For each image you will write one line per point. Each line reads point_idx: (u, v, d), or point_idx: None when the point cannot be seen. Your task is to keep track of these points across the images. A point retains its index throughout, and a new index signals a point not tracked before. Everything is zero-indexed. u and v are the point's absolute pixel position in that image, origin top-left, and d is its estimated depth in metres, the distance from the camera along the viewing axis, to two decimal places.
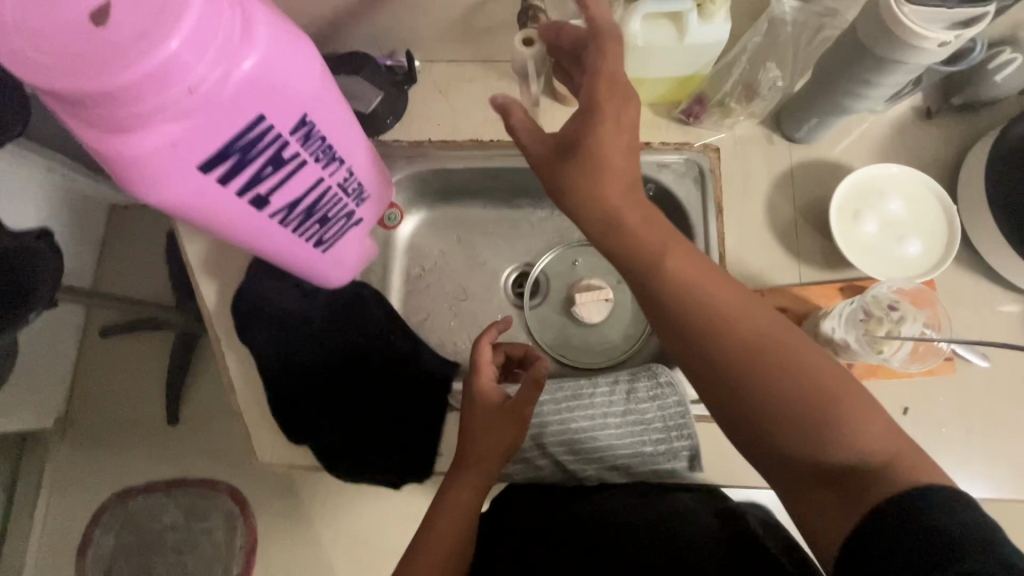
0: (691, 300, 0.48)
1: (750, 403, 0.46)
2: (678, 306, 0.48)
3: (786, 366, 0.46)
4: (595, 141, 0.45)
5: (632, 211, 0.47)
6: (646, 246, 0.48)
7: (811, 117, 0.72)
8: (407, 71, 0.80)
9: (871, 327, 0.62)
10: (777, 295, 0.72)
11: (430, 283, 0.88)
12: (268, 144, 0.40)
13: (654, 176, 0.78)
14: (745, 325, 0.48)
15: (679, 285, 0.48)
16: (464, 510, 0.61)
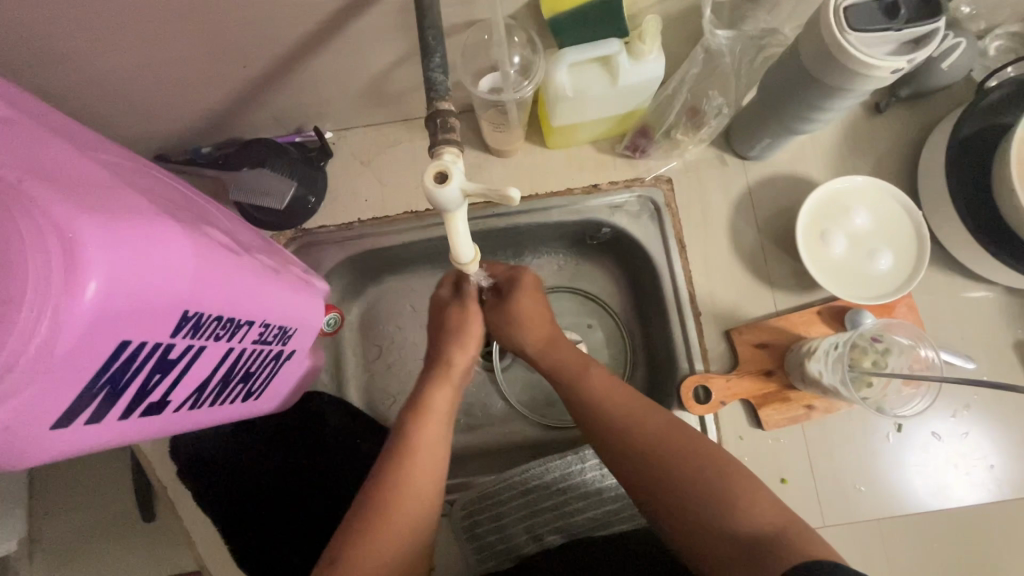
0: (591, 407, 0.54)
1: (648, 489, 0.48)
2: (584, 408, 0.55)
3: (678, 448, 0.49)
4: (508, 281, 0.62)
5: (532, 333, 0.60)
6: (566, 367, 0.58)
7: (763, 137, 0.67)
8: (320, 146, 0.73)
9: (857, 357, 0.60)
10: (755, 331, 0.69)
11: (390, 365, 0.81)
12: (148, 356, 0.33)
13: (608, 219, 0.73)
14: (638, 424, 0.52)
15: (585, 395, 0.55)
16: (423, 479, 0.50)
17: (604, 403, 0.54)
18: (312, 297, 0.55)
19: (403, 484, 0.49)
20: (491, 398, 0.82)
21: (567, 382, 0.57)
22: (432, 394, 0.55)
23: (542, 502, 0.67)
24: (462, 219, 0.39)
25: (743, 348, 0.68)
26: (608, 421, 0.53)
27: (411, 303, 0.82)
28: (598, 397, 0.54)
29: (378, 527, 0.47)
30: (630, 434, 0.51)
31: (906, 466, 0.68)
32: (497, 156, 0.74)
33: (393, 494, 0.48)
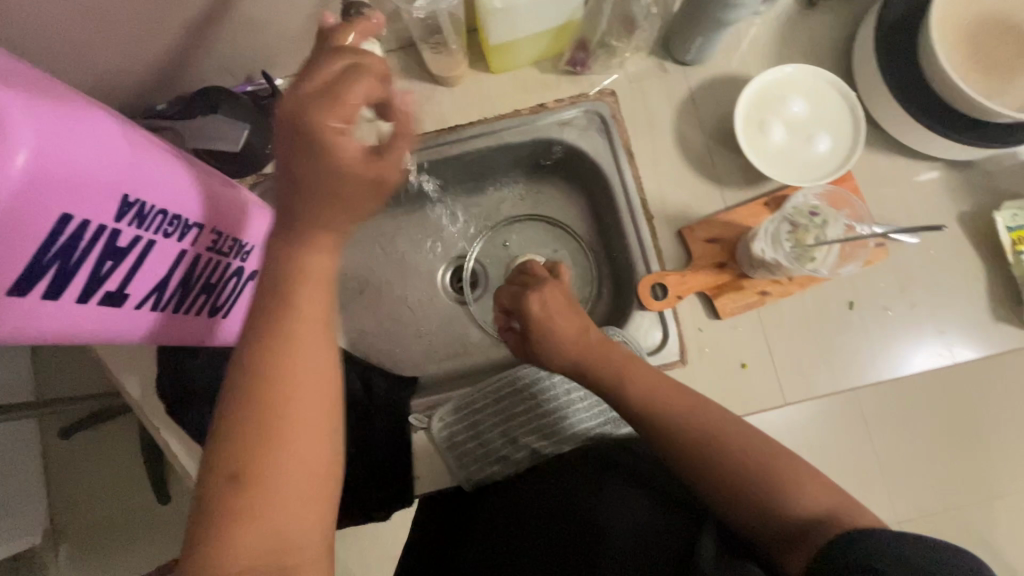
0: (641, 408, 0.54)
1: (703, 477, 0.50)
2: (639, 403, 0.54)
3: (728, 438, 0.51)
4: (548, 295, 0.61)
5: (567, 335, 0.59)
6: (602, 369, 0.57)
7: (696, 36, 0.69)
8: (271, 92, 0.75)
9: (800, 236, 0.63)
10: (702, 227, 0.71)
11: (368, 303, 0.85)
12: (95, 237, 0.36)
13: (558, 137, 0.75)
14: (688, 415, 0.53)
15: (624, 396, 0.55)
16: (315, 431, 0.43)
17: (654, 403, 0.54)
18: (266, 222, 0.58)
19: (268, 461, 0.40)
20: (466, 326, 0.86)
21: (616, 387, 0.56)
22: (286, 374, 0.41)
23: (519, 411, 0.70)
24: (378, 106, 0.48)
25: (692, 245, 0.71)
26: (667, 426, 0.52)
27: (381, 244, 0.86)
28: (641, 395, 0.54)
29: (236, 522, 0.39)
30: (686, 427, 0.52)
31: (861, 345, 0.70)
32: (445, 86, 0.76)
33: (264, 471, 0.40)
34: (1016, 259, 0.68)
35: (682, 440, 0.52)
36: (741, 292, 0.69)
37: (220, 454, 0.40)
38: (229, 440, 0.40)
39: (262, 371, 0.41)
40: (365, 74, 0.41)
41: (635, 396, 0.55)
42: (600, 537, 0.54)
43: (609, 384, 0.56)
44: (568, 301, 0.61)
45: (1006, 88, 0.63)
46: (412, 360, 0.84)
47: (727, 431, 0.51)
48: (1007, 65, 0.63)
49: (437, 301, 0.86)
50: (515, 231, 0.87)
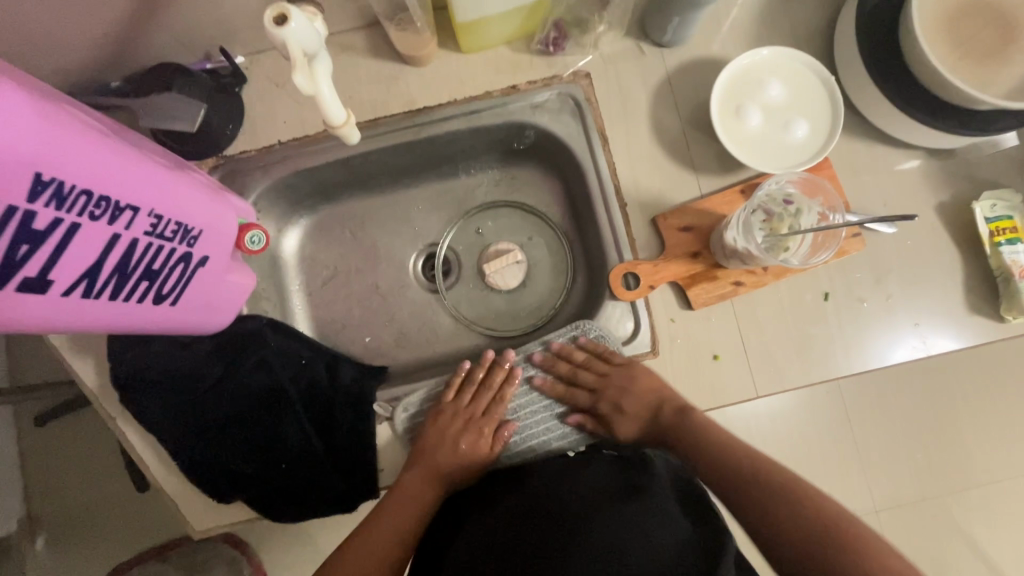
0: (725, 467, 0.59)
1: (773, 531, 0.53)
2: (709, 457, 0.61)
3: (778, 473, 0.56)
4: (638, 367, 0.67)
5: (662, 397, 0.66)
6: (694, 426, 0.63)
7: (672, 15, 0.66)
8: (232, 71, 0.72)
9: (774, 226, 0.63)
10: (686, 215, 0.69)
11: (338, 290, 0.84)
12: (3, 218, 0.33)
13: (530, 120, 0.73)
14: (767, 472, 0.57)
15: (708, 456, 0.61)
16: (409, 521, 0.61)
17: (743, 467, 0.58)
18: (219, 206, 0.56)
19: (388, 532, 0.60)
20: (438, 315, 0.84)
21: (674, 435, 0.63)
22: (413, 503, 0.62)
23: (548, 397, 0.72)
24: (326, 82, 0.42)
25: (669, 237, 0.69)
26: (744, 485, 0.57)
27: (351, 230, 0.84)
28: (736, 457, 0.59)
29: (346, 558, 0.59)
30: (733, 467, 0.59)
31: (836, 337, 0.69)
32: (413, 66, 0.73)
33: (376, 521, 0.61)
34: (992, 252, 0.67)
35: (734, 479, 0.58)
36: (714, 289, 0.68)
37: (353, 549, 0.59)
38: (370, 519, 0.61)
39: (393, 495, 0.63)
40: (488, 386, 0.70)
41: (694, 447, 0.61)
42: (579, 536, 0.49)
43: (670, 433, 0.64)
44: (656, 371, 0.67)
45: (988, 75, 0.61)
46: (382, 350, 0.83)
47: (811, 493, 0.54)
48: (987, 52, 0.61)
49: (409, 289, 0.84)
50: (490, 218, 0.85)
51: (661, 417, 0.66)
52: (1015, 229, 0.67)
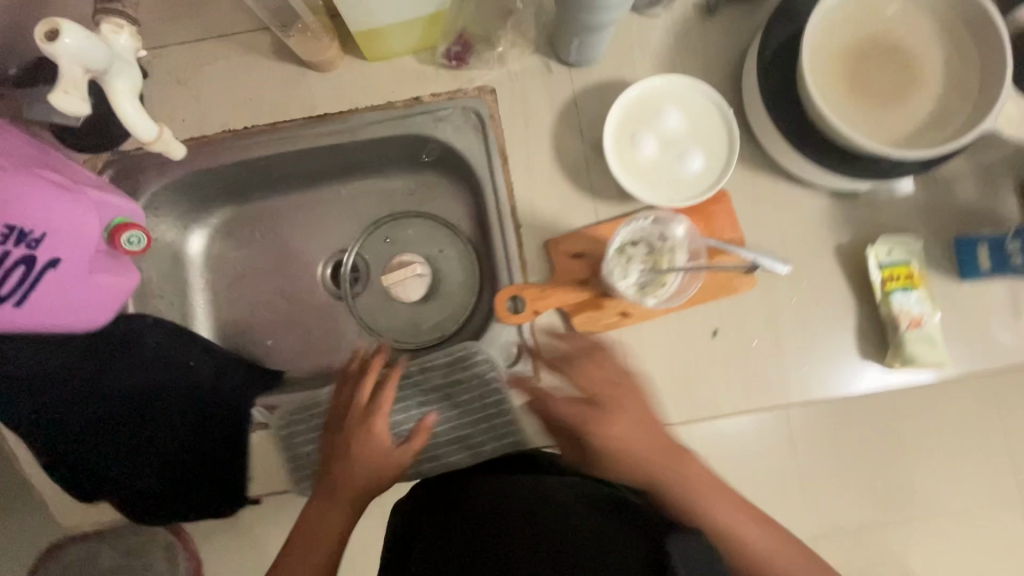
0: (689, 502, 0.54)
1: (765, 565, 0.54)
2: (676, 493, 0.55)
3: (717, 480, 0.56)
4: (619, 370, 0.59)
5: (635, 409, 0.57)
6: (660, 456, 0.55)
7: (573, 37, 0.64)
8: None
9: (656, 260, 0.64)
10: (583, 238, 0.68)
11: (243, 292, 0.83)
12: None
13: (432, 134, 0.71)
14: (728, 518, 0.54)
15: (681, 479, 0.55)
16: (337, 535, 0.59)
17: (709, 507, 0.54)
18: (76, 206, 0.57)
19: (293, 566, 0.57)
20: (342, 322, 0.83)
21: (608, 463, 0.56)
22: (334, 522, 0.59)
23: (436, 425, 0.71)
24: (126, 98, 0.57)
25: (561, 259, 0.68)
26: (707, 516, 0.54)
27: (260, 231, 0.83)
28: (701, 497, 0.54)
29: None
30: (668, 490, 0.55)
31: (722, 376, 0.67)
32: (318, 71, 0.71)
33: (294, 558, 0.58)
34: (883, 299, 0.65)
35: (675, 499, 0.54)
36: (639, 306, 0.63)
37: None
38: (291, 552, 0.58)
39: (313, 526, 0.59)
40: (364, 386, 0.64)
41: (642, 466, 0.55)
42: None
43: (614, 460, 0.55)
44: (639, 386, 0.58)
45: (884, 121, 0.60)
46: (283, 355, 0.82)
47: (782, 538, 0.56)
48: (886, 96, 0.60)
49: (314, 296, 0.83)
50: (409, 226, 0.84)
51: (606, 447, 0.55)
52: (909, 276, 0.65)
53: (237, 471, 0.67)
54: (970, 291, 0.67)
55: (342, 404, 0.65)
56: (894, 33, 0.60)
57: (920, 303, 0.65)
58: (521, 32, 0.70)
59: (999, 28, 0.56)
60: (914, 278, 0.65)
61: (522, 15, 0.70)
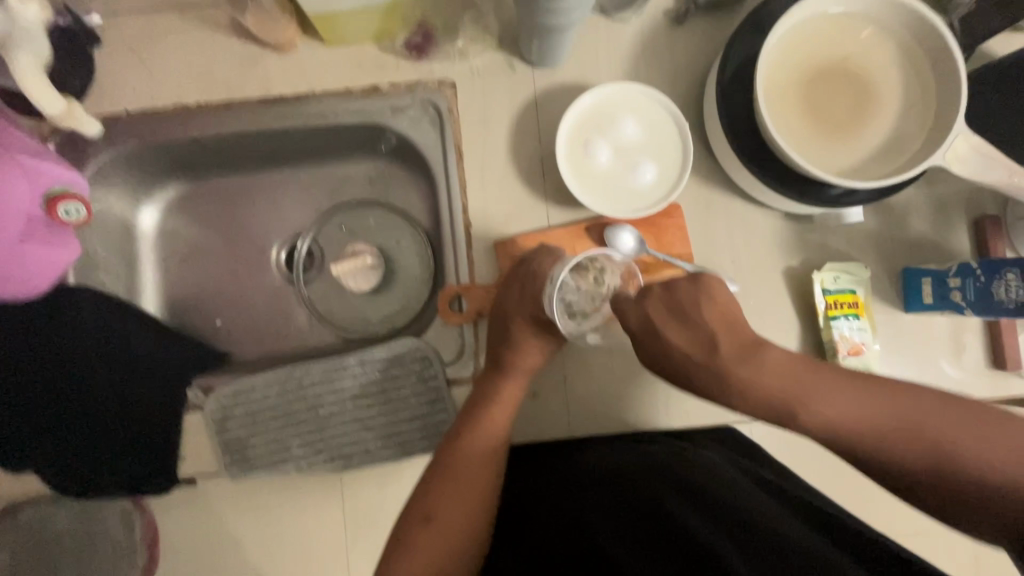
0: (818, 405, 0.44)
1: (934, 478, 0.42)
2: (789, 403, 0.45)
3: (910, 405, 0.43)
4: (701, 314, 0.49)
5: (729, 342, 0.47)
6: (763, 377, 0.46)
7: (532, 37, 0.63)
8: (83, 30, 0.68)
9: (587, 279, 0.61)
10: (540, 263, 0.62)
11: (194, 269, 0.82)
12: None
13: (389, 124, 0.70)
14: (863, 416, 0.43)
15: (808, 408, 0.44)
16: (457, 514, 0.56)
17: (832, 407, 0.44)
18: (7, 174, 0.57)
19: (429, 532, 0.54)
20: (293, 307, 0.82)
21: (739, 393, 0.46)
22: (442, 475, 0.58)
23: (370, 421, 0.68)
24: (31, 69, 0.57)
25: (530, 280, 0.62)
26: (840, 427, 0.44)
27: (216, 209, 0.82)
28: (826, 402, 0.44)
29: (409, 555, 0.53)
30: (783, 400, 0.45)
31: (664, 392, 0.66)
32: (275, 51, 0.70)
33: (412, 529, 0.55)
34: (825, 325, 0.65)
35: (833, 419, 0.44)
36: (694, 281, 0.51)
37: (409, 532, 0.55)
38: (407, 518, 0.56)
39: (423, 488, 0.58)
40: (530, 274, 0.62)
41: (773, 411, 0.46)
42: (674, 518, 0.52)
43: (739, 392, 0.46)
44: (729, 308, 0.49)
45: (833, 148, 0.60)
46: (230, 336, 0.81)
47: (915, 425, 0.42)
48: (839, 124, 0.60)
49: (266, 279, 0.82)
50: (371, 216, 0.82)
51: (714, 368, 0.47)
52: (854, 304, 0.65)
53: (165, 454, 0.66)
54: (914, 323, 0.66)
55: (473, 402, 0.62)
56: (854, 62, 0.60)
57: (862, 331, 0.65)
58: (484, 27, 0.69)
59: (955, 63, 0.56)
60: (859, 306, 0.65)
61: (486, 10, 0.69)
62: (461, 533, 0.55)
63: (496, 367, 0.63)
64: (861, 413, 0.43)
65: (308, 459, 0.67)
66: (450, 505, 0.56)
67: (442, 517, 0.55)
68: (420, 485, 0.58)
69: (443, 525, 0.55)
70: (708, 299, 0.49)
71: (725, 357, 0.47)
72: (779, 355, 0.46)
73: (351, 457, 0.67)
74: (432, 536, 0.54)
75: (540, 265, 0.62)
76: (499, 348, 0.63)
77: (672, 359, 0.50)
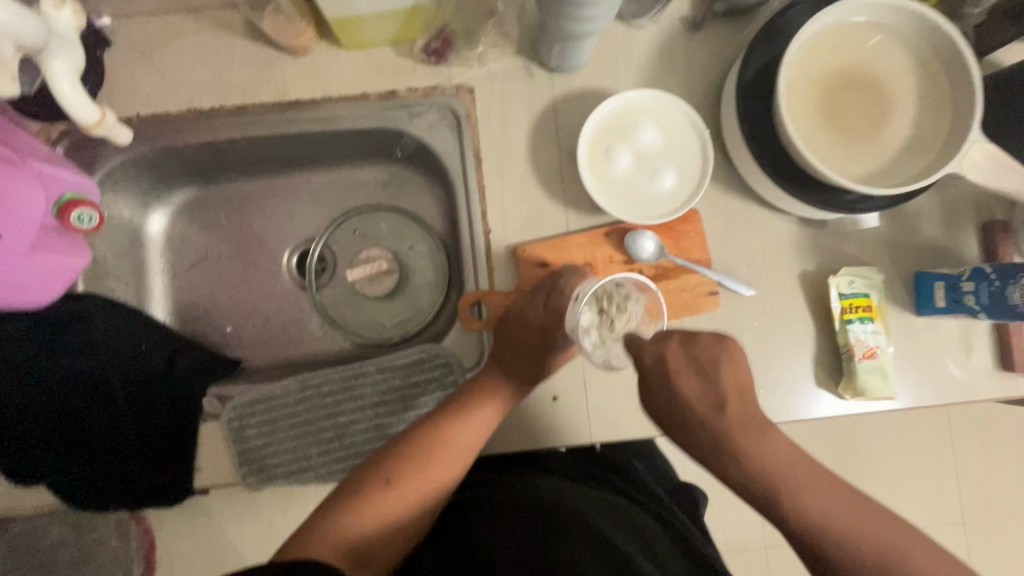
0: (757, 461, 0.50)
1: (824, 552, 0.47)
2: (736, 456, 0.50)
3: (860, 505, 0.48)
4: (672, 372, 0.53)
5: (700, 402, 0.52)
6: (719, 429, 0.51)
7: (553, 43, 0.63)
8: (94, 33, 0.66)
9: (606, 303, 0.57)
10: (568, 278, 0.62)
11: (204, 275, 0.80)
12: None
13: (406, 129, 0.70)
14: (787, 475, 0.49)
15: (740, 458, 0.50)
16: (416, 486, 0.56)
17: (772, 462, 0.50)
18: (23, 183, 0.56)
19: (373, 497, 0.55)
20: (305, 313, 0.81)
21: (731, 453, 0.50)
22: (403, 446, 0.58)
23: (391, 428, 0.67)
24: (64, 80, 0.55)
25: (557, 293, 0.61)
26: (762, 482, 0.49)
27: (225, 214, 0.81)
28: (767, 457, 0.50)
29: (344, 516, 0.54)
30: (729, 454, 0.51)
31: None
32: (291, 55, 0.69)
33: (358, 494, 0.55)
34: (841, 329, 0.66)
35: (753, 475, 0.50)
36: (720, 340, 0.54)
37: (359, 490, 0.55)
38: (357, 480, 0.57)
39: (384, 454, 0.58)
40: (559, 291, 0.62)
41: (763, 479, 0.49)
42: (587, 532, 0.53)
43: (737, 458, 0.50)
44: (707, 365, 0.53)
45: (850, 155, 0.61)
46: (241, 342, 0.79)
47: (828, 499, 0.48)
48: (858, 132, 0.61)
49: (277, 285, 0.81)
50: (383, 220, 0.82)
51: (674, 411, 0.53)
52: (868, 308, 0.66)
53: (181, 463, 0.65)
54: (924, 327, 0.68)
55: (467, 393, 0.61)
56: (872, 70, 0.61)
57: (876, 335, 0.66)
58: (503, 32, 0.69)
59: (972, 73, 0.57)
60: (873, 310, 0.66)
61: (506, 14, 0.69)
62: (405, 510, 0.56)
63: (507, 371, 0.62)
64: (823, 504, 0.48)
65: (326, 466, 0.67)
66: (409, 473, 0.56)
67: (399, 487, 0.56)
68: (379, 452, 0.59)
69: (397, 496, 0.55)
70: (729, 357, 0.53)
71: (695, 419, 0.52)
72: (751, 412, 0.52)
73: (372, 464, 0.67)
74: (379, 502, 0.55)
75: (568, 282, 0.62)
76: (513, 353, 0.62)
77: (650, 402, 0.54)
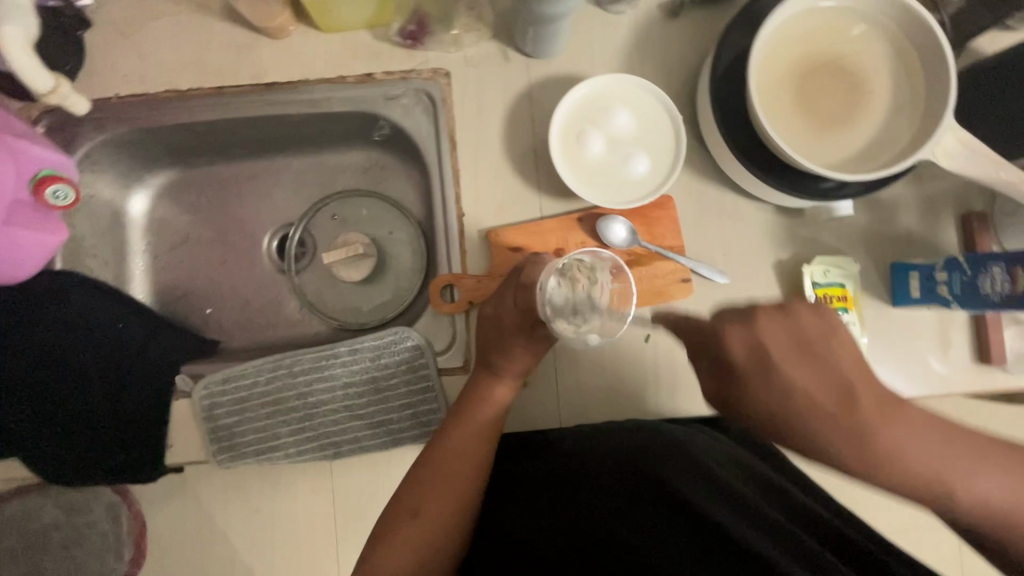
0: (895, 462, 0.37)
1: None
2: (887, 454, 0.37)
3: None
4: (786, 369, 0.39)
5: (815, 384, 0.39)
6: (861, 418, 0.38)
7: (526, 27, 0.64)
8: (74, 13, 0.67)
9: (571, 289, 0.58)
10: (528, 272, 0.61)
11: (185, 257, 0.81)
12: None
13: (382, 112, 0.70)
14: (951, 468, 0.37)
15: (890, 453, 0.37)
16: (451, 498, 0.57)
17: (920, 453, 0.37)
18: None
19: (411, 527, 0.55)
20: (283, 296, 0.81)
21: (879, 456, 0.37)
22: (423, 469, 0.58)
23: (362, 409, 0.68)
24: (16, 45, 0.55)
25: (521, 290, 0.61)
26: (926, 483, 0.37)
27: (207, 197, 0.82)
28: (907, 451, 0.37)
29: (390, 549, 0.55)
30: (870, 454, 0.37)
31: (654, 385, 0.66)
32: (269, 38, 0.70)
33: (399, 524, 0.56)
34: None
35: (916, 476, 0.37)
36: (817, 309, 0.41)
37: (397, 519, 0.56)
38: (394, 506, 0.58)
39: (412, 476, 0.59)
40: (523, 285, 0.61)
41: (919, 485, 0.37)
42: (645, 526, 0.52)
43: (883, 461, 0.37)
44: (791, 341, 0.40)
45: (823, 143, 0.60)
46: (220, 324, 0.80)
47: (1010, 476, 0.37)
48: (830, 118, 0.61)
49: (257, 268, 0.82)
50: (364, 206, 0.82)
51: (799, 416, 0.39)
52: (843, 297, 0.65)
53: (153, 441, 0.65)
54: (900, 317, 0.67)
55: (465, 397, 0.62)
56: (846, 57, 0.60)
57: (850, 325, 0.65)
58: (479, 17, 0.69)
59: (946, 61, 0.56)
60: (848, 300, 0.66)
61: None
62: (449, 524, 0.56)
63: (492, 368, 0.61)
64: (978, 475, 0.37)
65: (297, 445, 0.68)
66: (438, 492, 0.57)
67: (431, 512, 0.56)
68: (410, 474, 0.59)
69: (428, 520, 0.56)
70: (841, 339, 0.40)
71: (822, 409, 0.39)
72: (878, 387, 0.39)
73: (343, 445, 0.67)
74: (415, 532, 0.55)
75: (529, 275, 0.61)
76: (491, 349, 0.62)
77: (761, 412, 0.41)
